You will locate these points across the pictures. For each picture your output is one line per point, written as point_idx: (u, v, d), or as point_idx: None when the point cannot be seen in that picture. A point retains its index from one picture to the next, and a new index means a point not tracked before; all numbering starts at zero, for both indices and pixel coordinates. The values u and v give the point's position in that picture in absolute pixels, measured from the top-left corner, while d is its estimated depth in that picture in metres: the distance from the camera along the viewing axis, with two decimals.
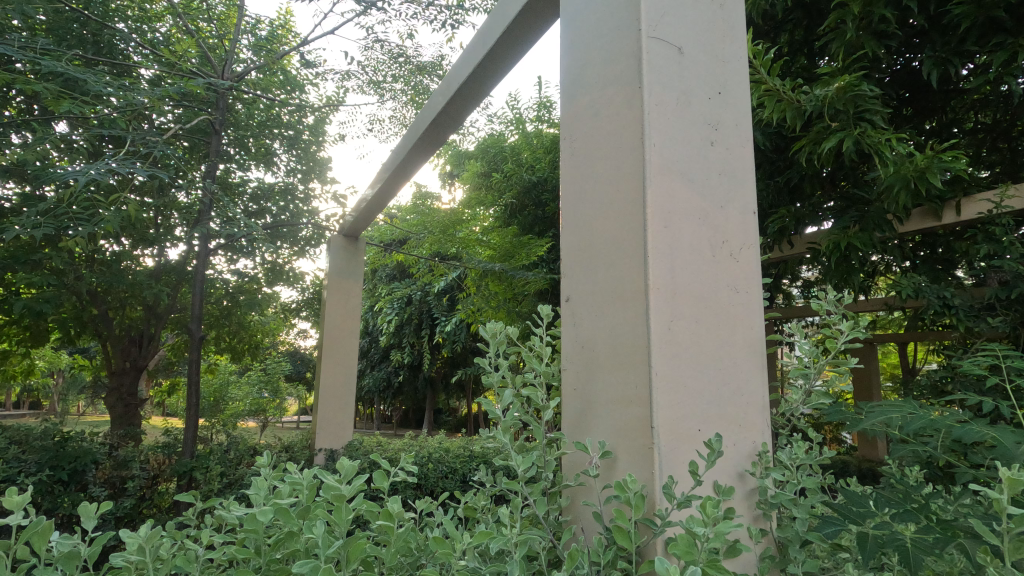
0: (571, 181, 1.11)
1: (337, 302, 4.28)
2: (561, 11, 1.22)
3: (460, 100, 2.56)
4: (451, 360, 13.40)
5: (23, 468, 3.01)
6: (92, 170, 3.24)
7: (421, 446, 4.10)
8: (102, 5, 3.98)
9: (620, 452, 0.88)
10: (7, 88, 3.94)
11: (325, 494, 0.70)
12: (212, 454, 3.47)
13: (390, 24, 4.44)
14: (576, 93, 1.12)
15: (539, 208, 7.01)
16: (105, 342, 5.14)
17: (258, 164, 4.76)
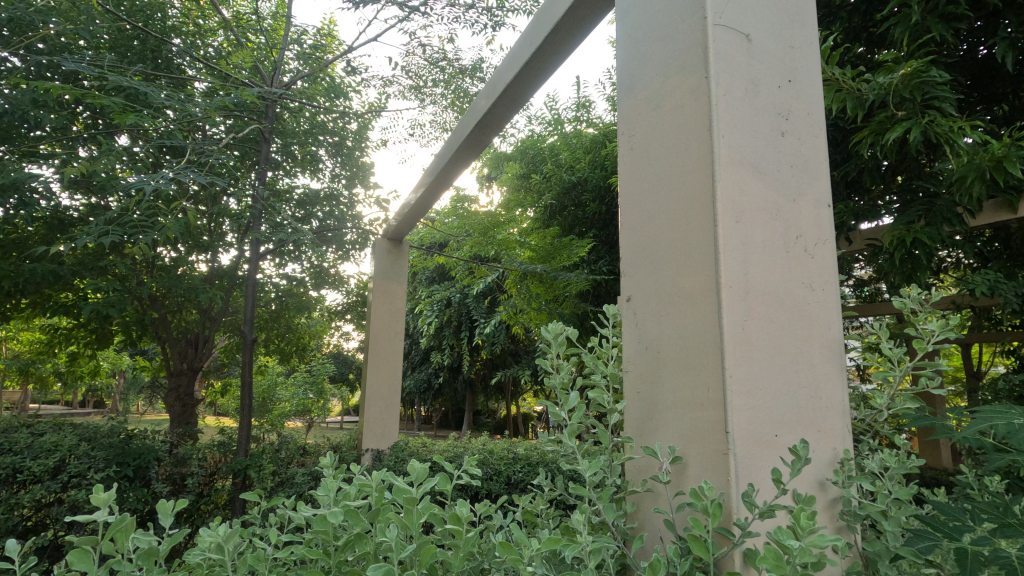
0: (631, 178, 1.08)
1: (381, 305, 4.32)
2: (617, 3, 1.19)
3: (503, 104, 2.55)
4: (490, 362, 13.45)
5: (92, 464, 3.15)
6: (158, 180, 3.42)
7: (466, 447, 4.10)
8: (160, 23, 4.21)
9: (691, 457, 0.84)
10: (75, 104, 4.19)
11: (395, 496, 0.69)
12: (265, 453, 3.55)
13: (432, 28, 4.47)
14: (635, 86, 1.09)
15: (578, 208, 6.95)
16: (164, 344, 5.38)
17: (304, 171, 4.99)
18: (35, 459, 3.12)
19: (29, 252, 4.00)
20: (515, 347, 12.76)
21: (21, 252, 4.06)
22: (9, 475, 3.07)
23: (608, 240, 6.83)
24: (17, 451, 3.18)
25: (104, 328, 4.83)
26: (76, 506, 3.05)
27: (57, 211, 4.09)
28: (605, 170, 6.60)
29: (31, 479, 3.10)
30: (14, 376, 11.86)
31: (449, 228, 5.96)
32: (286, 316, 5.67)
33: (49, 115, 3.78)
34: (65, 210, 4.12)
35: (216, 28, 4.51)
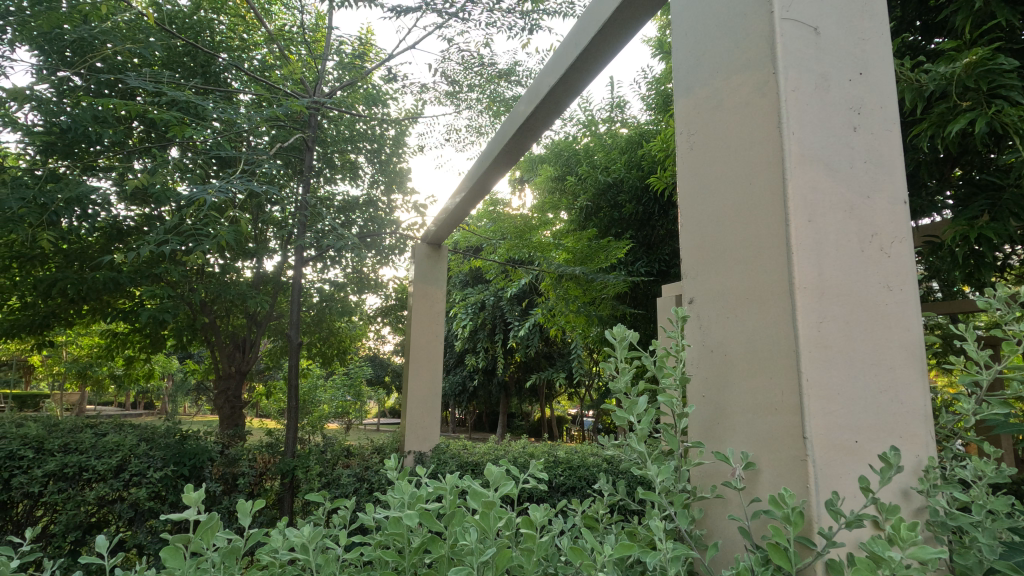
0: (691, 178, 1.07)
1: (422, 308, 4.35)
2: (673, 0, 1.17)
3: (544, 109, 2.55)
4: (524, 365, 13.45)
5: (151, 464, 3.27)
6: (215, 190, 3.56)
7: (506, 450, 4.09)
8: (209, 39, 4.41)
9: (764, 463, 0.82)
10: (130, 119, 4.40)
11: (473, 500, 0.70)
12: (312, 454, 3.63)
13: (469, 33, 4.44)
14: (695, 84, 1.07)
15: (615, 209, 6.89)
16: (214, 348, 5.57)
17: (344, 177, 5.09)
18: (99, 458, 3.26)
19: (90, 261, 4.21)
20: (549, 350, 12.74)
21: (83, 262, 4.26)
22: (75, 474, 3.22)
23: (645, 241, 6.73)
24: (83, 451, 3.33)
25: (157, 334, 5.02)
26: (137, 504, 3.17)
27: (114, 222, 4.28)
28: (642, 170, 6.52)
29: (95, 477, 3.22)
30: (73, 378, 12.54)
31: (485, 231, 5.99)
32: (327, 320, 5.80)
33: (107, 130, 3.98)
34: (119, 220, 4.32)
35: (260, 42, 4.65)
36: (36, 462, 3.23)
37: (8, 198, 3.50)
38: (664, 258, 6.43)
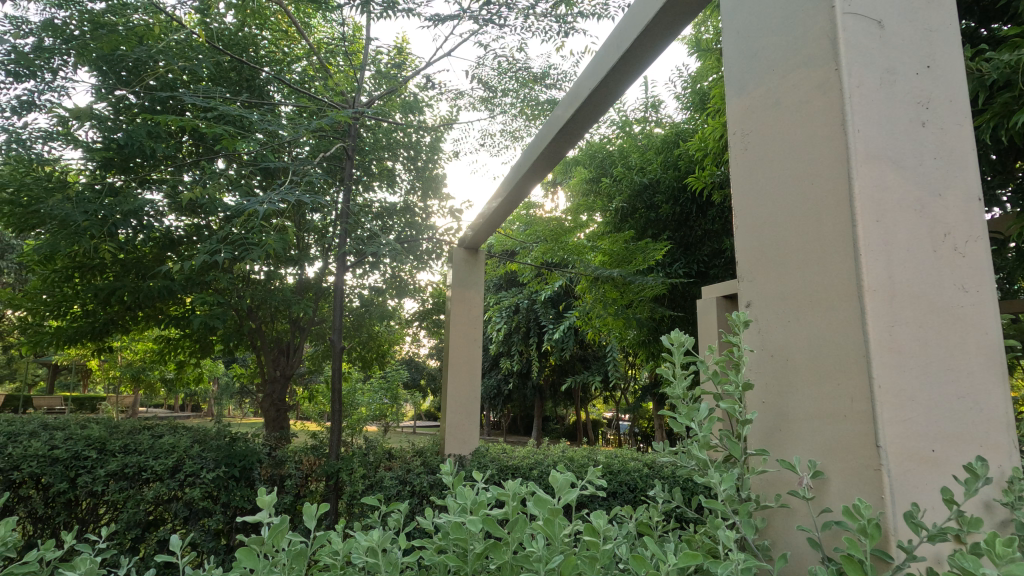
0: (747, 180, 1.05)
1: (460, 313, 4.36)
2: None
3: (585, 112, 2.56)
4: (559, 368, 13.40)
5: (204, 465, 3.37)
6: (268, 202, 3.69)
7: (545, 453, 4.07)
8: (253, 55, 4.57)
9: (833, 472, 0.79)
10: (180, 134, 4.57)
11: (538, 507, 0.71)
12: (355, 456, 3.70)
13: (504, 39, 4.46)
14: (748, 83, 1.05)
15: (651, 210, 6.79)
16: (260, 352, 5.74)
17: (381, 184, 5.18)
18: (156, 459, 3.39)
19: (145, 271, 4.40)
20: (584, 353, 12.67)
21: (139, 271, 4.46)
22: (134, 473, 3.36)
23: (682, 242, 6.67)
24: (141, 452, 3.48)
25: (206, 339, 5.20)
26: (191, 503, 3.28)
27: (167, 232, 4.47)
28: (679, 170, 6.43)
29: (152, 478, 3.35)
30: (127, 381, 13.13)
31: (521, 235, 5.99)
32: (367, 324, 5.91)
33: (160, 145, 4.15)
34: (170, 230, 4.49)
35: (301, 55, 4.79)
36: (99, 462, 3.39)
37: (71, 211, 3.70)
38: (703, 259, 6.37)
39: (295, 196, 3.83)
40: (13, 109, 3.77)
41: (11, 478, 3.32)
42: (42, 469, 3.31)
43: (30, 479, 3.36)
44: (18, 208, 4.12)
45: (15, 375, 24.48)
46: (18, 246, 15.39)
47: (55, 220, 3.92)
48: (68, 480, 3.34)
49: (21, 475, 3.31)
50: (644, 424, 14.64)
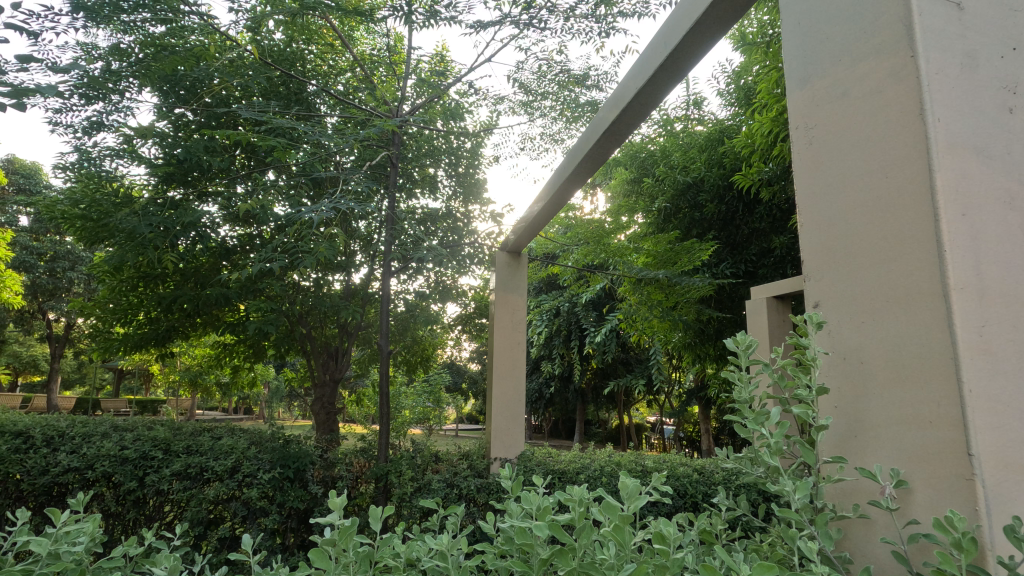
0: (811, 174, 1.01)
1: (504, 317, 4.33)
2: None
3: (630, 113, 2.59)
4: (601, 371, 13.27)
5: (261, 466, 3.49)
6: (325, 208, 3.82)
7: (592, 458, 4.02)
8: (300, 68, 4.72)
9: (918, 482, 0.75)
10: (234, 148, 4.77)
11: (608, 513, 0.69)
12: (403, 458, 3.75)
13: (544, 42, 4.43)
14: (812, 74, 1.01)
15: (695, 209, 6.64)
16: (310, 357, 5.92)
17: (424, 191, 5.26)
18: (216, 460, 3.54)
19: (204, 279, 4.60)
20: (626, 355, 12.50)
21: (198, 280, 4.67)
22: (196, 473, 3.50)
23: (728, 241, 6.51)
24: (202, 453, 3.63)
25: (259, 345, 5.39)
26: (250, 502, 3.40)
27: (221, 242, 4.65)
28: (724, 168, 6.29)
29: (213, 478, 3.49)
30: (185, 385, 13.77)
31: (562, 238, 5.96)
32: (411, 329, 6.01)
33: (215, 159, 4.36)
34: (225, 240, 4.68)
35: (346, 67, 4.93)
36: (164, 462, 3.56)
37: (137, 224, 3.92)
38: (750, 258, 6.22)
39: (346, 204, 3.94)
40: (84, 129, 4.06)
41: (87, 476, 3.54)
42: (113, 468, 3.51)
43: (103, 477, 3.56)
44: (90, 221, 4.39)
45: (85, 379, 26.07)
46: (88, 258, 16.43)
47: (123, 232, 4.16)
48: (136, 479, 3.52)
49: (95, 474, 3.51)
50: (690, 428, 14.32)
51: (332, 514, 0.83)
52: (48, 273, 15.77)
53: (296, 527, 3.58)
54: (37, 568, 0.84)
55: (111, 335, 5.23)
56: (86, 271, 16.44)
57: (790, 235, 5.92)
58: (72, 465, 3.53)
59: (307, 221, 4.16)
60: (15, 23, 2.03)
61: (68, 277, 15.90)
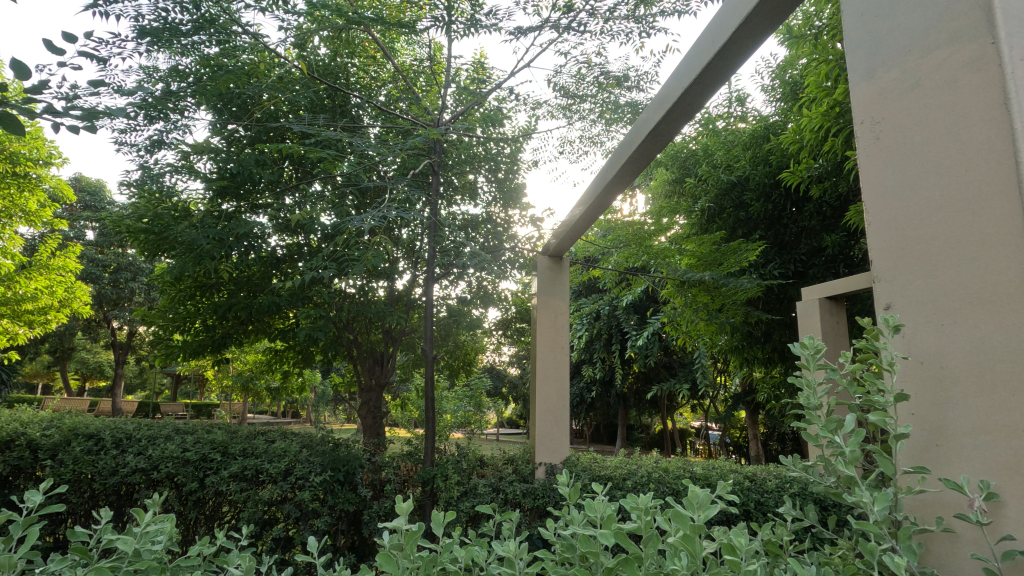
0: (876, 170, 0.97)
1: (546, 322, 4.31)
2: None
3: (676, 113, 2.59)
4: (643, 376, 13.05)
5: (312, 468, 3.59)
6: (373, 217, 3.89)
7: (638, 463, 3.95)
8: (344, 81, 4.86)
9: (1012, 496, 0.71)
10: (283, 162, 4.94)
11: (676, 523, 0.68)
12: (449, 462, 3.77)
13: (583, 44, 4.39)
14: (876, 66, 0.98)
15: (740, 209, 6.46)
16: (356, 362, 6.05)
17: (464, 197, 5.31)
18: (271, 462, 3.65)
19: (257, 288, 4.78)
20: (669, 359, 12.28)
21: (251, 288, 4.85)
22: (252, 475, 3.63)
23: (776, 240, 6.32)
24: (257, 455, 3.76)
25: (308, 351, 5.56)
26: (302, 504, 3.50)
27: (271, 252, 4.82)
28: (770, 166, 6.10)
29: (267, 480, 3.60)
30: (237, 389, 14.32)
31: (603, 241, 5.90)
32: (454, 334, 6.07)
33: (265, 172, 4.54)
34: (275, 250, 4.85)
35: (387, 79, 5.04)
36: (223, 464, 3.70)
37: (196, 236, 4.14)
38: (800, 258, 6.01)
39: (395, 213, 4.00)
40: (147, 148, 4.27)
41: (152, 476, 3.72)
42: (176, 469, 3.68)
43: (167, 478, 3.74)
44: (152, 234, 4.65)
45: (145, 384, 27.39)
46: (147, 268, 17.35)
47: (182, 244, 4.38)
48: (197, 480, 3.67)
49: (160, 475, 3.69)
50: (737, 433, 13.93)
51: (396, 519, 0.85)
52: (112, 283, 16.72)
53: (347, 529, 3.66)
54: (124, 564, 0.89)
55: (171, 342, 5.50)
56: (146, 280, 17.36)
57: (842, 233, 5.69)
58: (139, 466, 3.72)
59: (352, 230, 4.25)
60: (86, 51, 2.18)
61: (130, 287, 16.84)
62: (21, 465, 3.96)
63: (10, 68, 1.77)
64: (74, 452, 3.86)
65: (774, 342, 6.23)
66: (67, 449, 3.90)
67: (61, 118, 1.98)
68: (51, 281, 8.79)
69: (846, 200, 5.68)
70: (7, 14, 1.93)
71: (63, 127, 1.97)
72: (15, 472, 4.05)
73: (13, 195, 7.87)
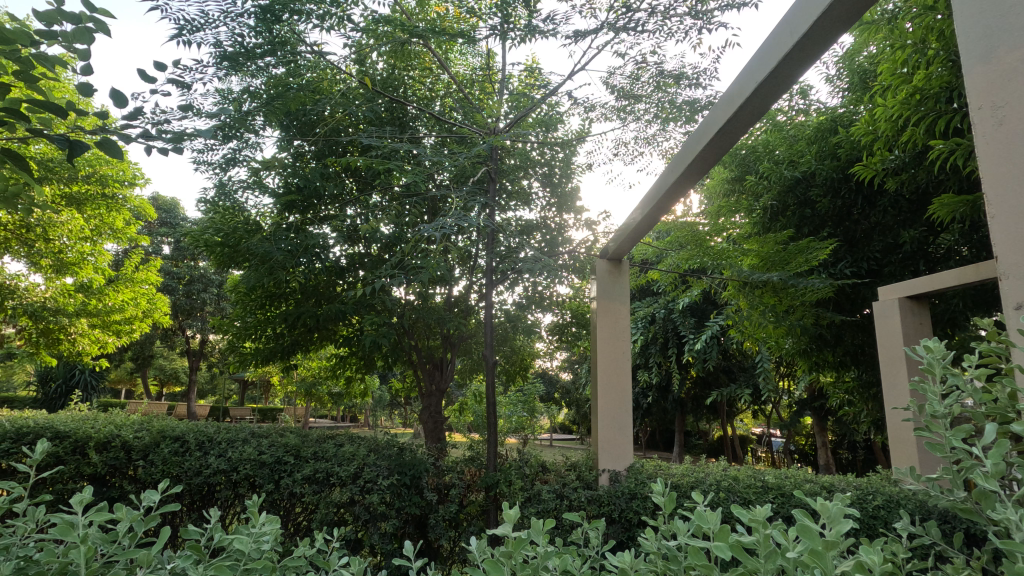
0: (1006, 191, 1.17)
1: (607, 326, 4.24)
2: (959, 31, 1.29)
3: (747, 110, 2.50)
4: (701, 381, 12.67)
5: (379, 472, 3.67)
6: (443, 226, 3.88)
7: (706, 471, 3.81)
8: (399, 93, 4.98)
9: None
10: (344, 174, 5.11)
11: (804, 538, 0.66)
12: (512, 467, 3.77)
13: (640, 42, 4.31)
14: (1001, 107, 1.18)
15: (805, 206, 6.18)
16: (416, 367, 6.16)
17: (519, 203, 5.33)
18: (341, 466, 3.76)
19: (325, 297, 4.96)
20: (729, 363, 11.88)
21: (319, 297, 5.03)
22: (323, 478, 3.74)
23: (846, 238, 6.01)
24: (328, 459, 3.88)
25: (370, 356, 5.71)
26: (371, 507, 3.57)
27: (335, 261, 4.97)
28: (838, 159, 5.81)
29: (337, 483, 3.70)
30: (301, 394, 14.91)
31: (661, 243, 5.76)
32: (510, 338, 6.08)
33: (329, 185, 4.71)
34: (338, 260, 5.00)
35: (442, 89, 5.15)
36: (296, 467, 3.85)
37: (270, 248, 4.37)
38: (874, 256, 5.67)
39: (456, 221, 3.91)
40: (221, 165, 4.47)
41: (232, 477, 3.92)
42: (254, 470, 3.86)
43: (245, 480, 3.92)
44: (228, 247, 4.92)
45: (216, 390, 28.97)
46: (216, 279, 18.37)
47: (257, 257, 4.61)
48: (273, 481, 3.83)
49: (239, 476, 3.88)
50: (802, 441, 13.31)
51: (504, 524, 0.86)
52: (186, 294, 17.77)
53: (413, 533, 3.71)
54: (240, 561, 0.93)
55: (243, 349, 5.78)
56: (216, 291, 18.40)
57: (921, 227, 5.35)
58: (220, 468, 3.93)
59: (413, 239, 4.33)
60: (173, 77, 2.31)
61: (202, 297, 17.88)
62: (116, 465, 4.26)
63: (110, 97, 1.91)
64: (163, 453, 4.12)
65: (846, 344, 5.91)
66: (157, 451, 4.17)
67: (153, 141, 2.11)
68: (136, 293, 9.41)
69: (925, 192, 5.33)
70: (104, 48, 2.09)
71: (156, 151, 2.11)
72: (110, 471, 4.36)
73: (101, 214, 8.52)
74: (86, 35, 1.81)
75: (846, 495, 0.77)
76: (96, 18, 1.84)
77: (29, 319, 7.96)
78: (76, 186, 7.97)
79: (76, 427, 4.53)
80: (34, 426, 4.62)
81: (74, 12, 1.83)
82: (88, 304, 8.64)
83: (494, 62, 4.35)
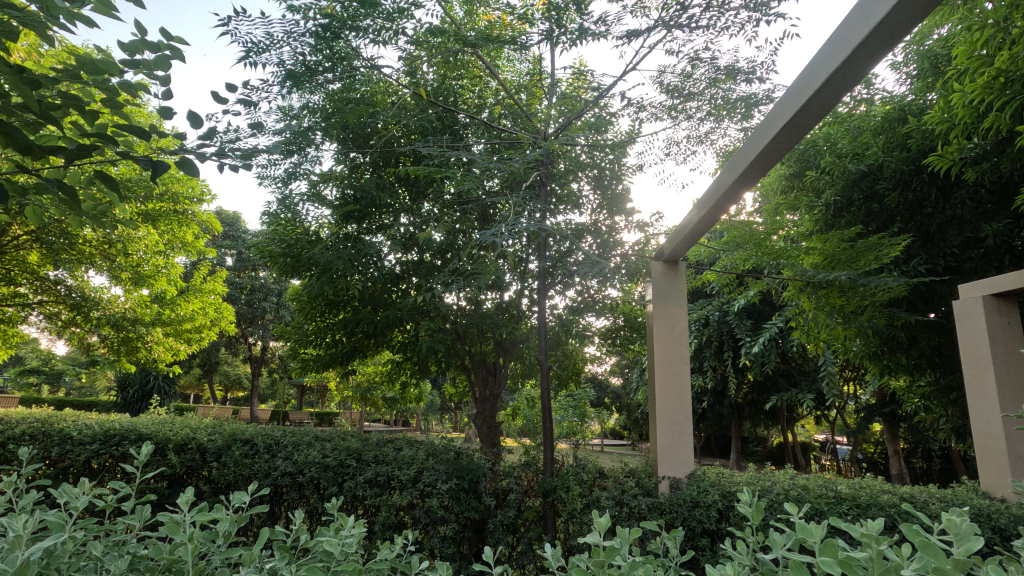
0: None
1: (664, 329, 4.14)
2: None
3: (812, 106, 2.39)
4: (759, 386, 12.22)
5: (438, 476, 3.71)
6: (500, 231, 3.89)
7: (774, 479, 3.65)
8: (448, 103, 5.07)
9: None
10: (397, 184, 5.23)
11: (924, 554, 0.61)
12: (570, 473, 3.73)
13: (691, 39, 4.22)
14: None
15: (872, 200, 5.86)
16: (470, 372, 6.21)
17: (569, 207, 5.29)
18: (401, 469, 3.83)
19: (381, 304, 5.07)
20: (789, 366, 11.40)
21: (375, 304, 5.14)
22: (384, 481, 3.82)
23: (919, 233, 5.66)
24: (388, 462, 3.97)
25: (424, 361, 5.80)
26: (431, 511, 3.59)
27: (390, 269, 5.09)
28: (908, 150, 5.48)
29: (398, 486, 3.76)
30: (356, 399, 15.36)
31: (717, 243, 5.59)
32: (562, 342, 6.05)
33: (384, 195, 4.84)
34: (393, 268, 5.10)
35: (490, 96, 5.22)
36: (358, 470, 3.95)
37: (329, 257, 4.52)
38: (952, 251, 5.31)
39: (509, 228, 3.93)
40: (283, 179, 4.68)
41: (298, 479, 4.06)
42: (319, 473, 3.98)
43: (310, 482, 4.05)
44: (290, 257, 5.13)
45: (275, 395, 30.21)
46: (275, 289, 19.22)
47: (318, 266, 4.78)
48: (337, 483, 3.94)
49: (305, 478, 4.01)
50: (870, 449, 12.60)
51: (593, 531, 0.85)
52: (248, 303, 18.65)
53: (472, 537, 3.73)
54: (328, 563, 0.96)
55: (304, 356, 5.99)
56: (275, 300, 19.26)
57: (1006, 219, 4.98)
58: (287, 470, 4.07)
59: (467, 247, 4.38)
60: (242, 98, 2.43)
61: (263, 306, 18.75)
62: (192, 466, 4.50)
63: (187, 119, 2.03)
64: (235, 455, 4.33)
65: (922, 346, 5.55)
66: (229, 453, 4.38)
67: (224, 160, 2.23)
68: (202, 304, 10.00)
69: (1009, 181, 4.96)
70: (181, 73, 2.22)
71: (227, 168, 2.22)
72: (187, 472, 4.60)
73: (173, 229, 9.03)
74: (166, 61, 1.94)
75: (969, 511, 0.71)
76: (174, 45, 1.97)
77: (111, 328, 8.50)
78: (150, 203, 8.45)
79: (156, 430, 4.81)
80: (119, 429, 4.94)
81: (154, 41, 1.96)
82: (163, 314, 9.21)
83: (543, 66, 4.36)
